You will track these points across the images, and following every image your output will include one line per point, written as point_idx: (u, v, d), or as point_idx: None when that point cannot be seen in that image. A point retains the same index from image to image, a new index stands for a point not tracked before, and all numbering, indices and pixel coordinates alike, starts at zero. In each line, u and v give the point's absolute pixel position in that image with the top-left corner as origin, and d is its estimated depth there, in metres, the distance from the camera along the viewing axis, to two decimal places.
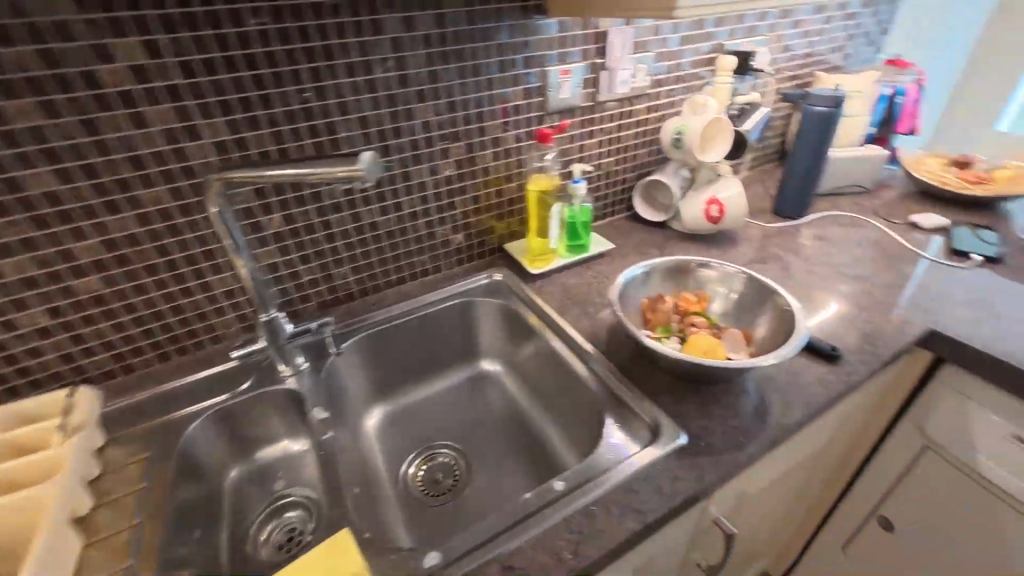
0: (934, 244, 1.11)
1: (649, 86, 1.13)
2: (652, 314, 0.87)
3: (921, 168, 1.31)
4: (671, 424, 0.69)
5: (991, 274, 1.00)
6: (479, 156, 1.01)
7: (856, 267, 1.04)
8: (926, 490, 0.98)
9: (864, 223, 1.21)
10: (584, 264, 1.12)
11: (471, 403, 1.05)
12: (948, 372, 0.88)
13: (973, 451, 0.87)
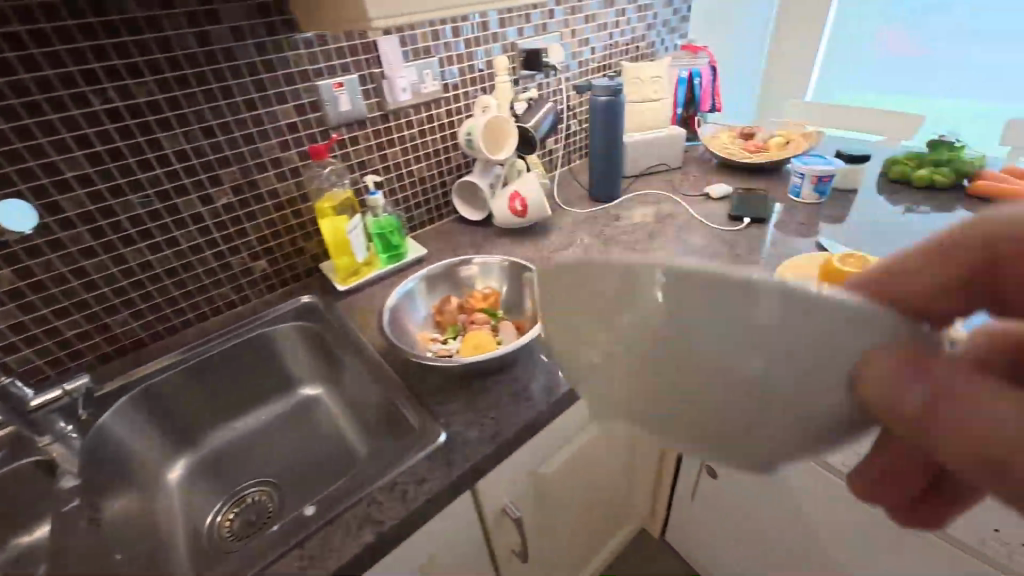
0: (718, 211, 1.22)
1: (441, 91, 1.15)
2: (441, 317, 0.88)
3: (715, 143, 1.44)
4: (432, 427, 0.70)
5: (758, 233, 1.11)
6: (260, 180, 0.98)
7: (647, 242, 1.12)
8: None
9: (665, 199, 1.31)
10: (399, 273, 1.12)
11: (294, 432, 1.00)
12: None
13: None
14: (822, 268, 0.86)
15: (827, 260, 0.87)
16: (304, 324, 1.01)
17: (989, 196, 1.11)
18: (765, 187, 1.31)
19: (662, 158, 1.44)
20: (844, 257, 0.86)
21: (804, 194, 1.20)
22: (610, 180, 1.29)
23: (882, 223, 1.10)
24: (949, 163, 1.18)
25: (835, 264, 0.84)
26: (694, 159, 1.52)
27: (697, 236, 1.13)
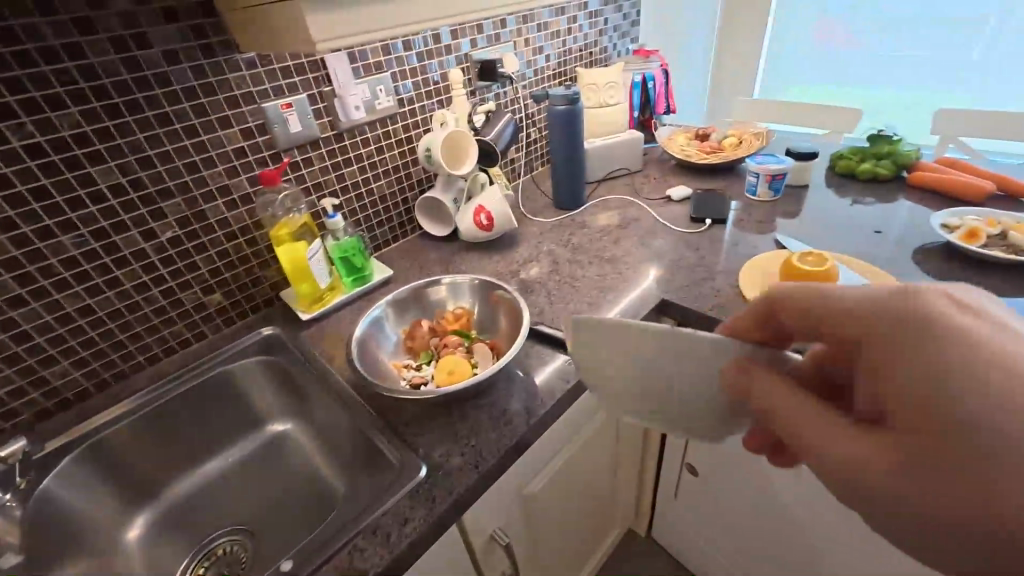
0: (680, 213, 1.24)
1: (395, 106, 1.12)
2: (412, 341, 0.86)
3: (672, 145, 1.47)
4: (410, 461, 0.68)
5: (719, 233, 1.14)
6: (208, 210, 0.92)
7: (614, 248, 1.13)
8: None
9: (628, 203, 1.32)
10: (365, 296, 1.08)
11: (264, 473, 0.95)
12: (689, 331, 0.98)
13: None
14: (783, 268, 0.88)
15: (787, 259, 0.89)
16: (268, 357, 0.96)
17: (927, 186, 1.18)
18: (722, 186, 1.34)
19: (622, 162, 1.46)
20: (802, 255, 0.88)
21: (759, 192, 1.24)
22: (574, 188, 1.29)
23: (833, 217, 1.15)
24: (889, 156, 1.25)
25: (795, 263, 0.87)
26: (653, 161, 1.55)
27: (662, 239, 1.14)
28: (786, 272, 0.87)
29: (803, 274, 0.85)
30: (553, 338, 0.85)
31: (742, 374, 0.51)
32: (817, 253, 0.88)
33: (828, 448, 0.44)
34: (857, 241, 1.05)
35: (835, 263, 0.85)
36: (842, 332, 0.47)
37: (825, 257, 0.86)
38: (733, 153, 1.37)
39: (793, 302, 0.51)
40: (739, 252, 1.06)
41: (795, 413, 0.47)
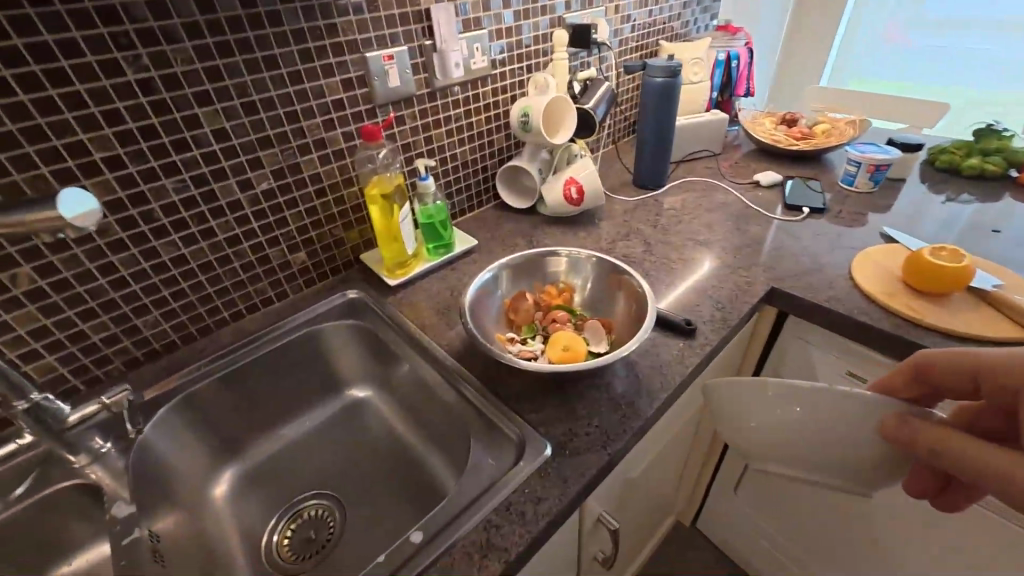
0: (772, 200, 1.19)
1: (489, 68, 1.06)
2: (515, 315, 0.82)
3: (757, 129, 1.40)
4: (534, 436, 0.65)
5: (818, 223, 1.08)
6: (303, 163, 0.88)
7: (707, 232, 1.08)
8: None
9: (713, 186, 1.27)
10: (447, 265, 1.05)
11: (345, 438, 0.92)
12: (790, 322, 0.93)
13: None
14: (910, 262, 0.83)
15: (914, 253, 0.84)
16: (354, 321, 0.93)
17: None
18: (812, 175, 1.28)
19: (703, 143, 1.40)
20: (931, 250, 0.83)
21: (857, 182, 1.17)
22: (659, 166, 1.24)
23: (940, 213, 1.09)
24: (998, 153, 1.17)
25: (926, 258, 0.81)
26: (731, 145, 1.48)
27: (757, 225, 1.09)
28: (914, 266, 0.82)
29: (936, 269, 0.80)
30: (663, 320, 0.81)
31: (900, 422, 0.52)
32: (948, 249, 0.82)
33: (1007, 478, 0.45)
34: (973, 239, 0.99)
35: (972, 261, 0.79)
36: (997, 383, 0.54)
37: (961, 254, 0.80)
38: (825, 141, 1.30)
39: (946, 362, 0.57)
40: (845, 243, 1.00)
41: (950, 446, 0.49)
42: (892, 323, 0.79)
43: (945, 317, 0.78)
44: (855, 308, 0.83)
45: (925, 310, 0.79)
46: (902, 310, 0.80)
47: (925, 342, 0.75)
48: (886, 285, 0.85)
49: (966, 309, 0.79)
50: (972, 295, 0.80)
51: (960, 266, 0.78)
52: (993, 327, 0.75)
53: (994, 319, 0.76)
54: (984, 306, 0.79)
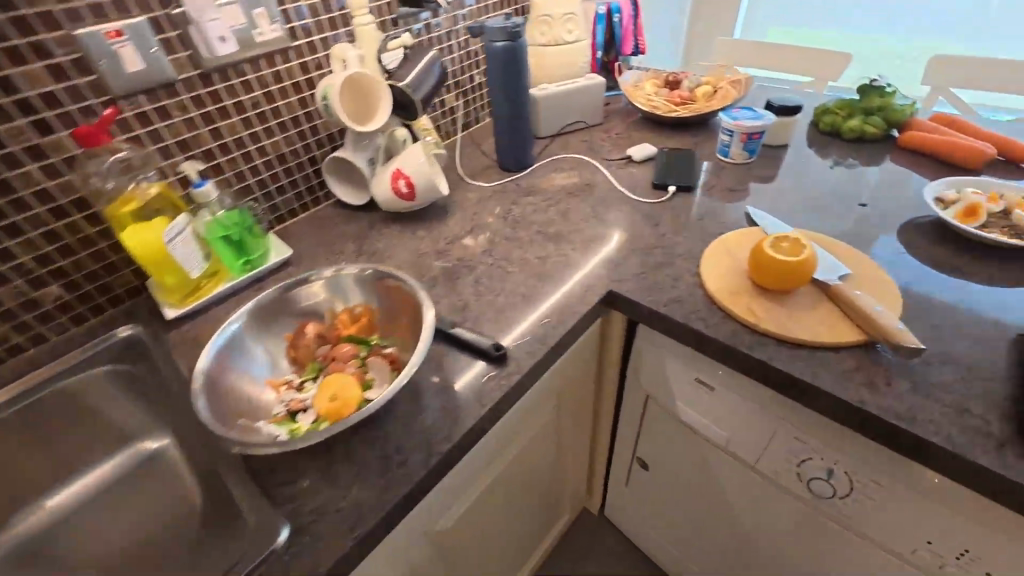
0: (642, 177, 1.06)
1: (288, 39, 0.88)
2: (294, 352, 0.69)
3: (636, 94, 1.25)
4: (266, 522, 0.53)
5: (682, 204, 0.96)
6: (14, 178, 0.68)
7: (561, 222, 0.95)
8: (657, 435, 0.97)
9: (583, 164, 1.13)
10: (256, 283, 0.89)
11: (131, 501, 0.78)
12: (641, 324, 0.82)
13: (673, 399, 0.85)
14: (752, 256, 0.72)
15: (757, 245, 0.73)
16: (125, 367, 0.79)
17: (919, 149, 1.03)
18: (693, 143, 1.15)
19: (579, 112, 1.24)
20: (773, 241, 0.72)
21: (733, 153, 1.05)
22: (518, 145, 1.09)
23: (813, 185, 0.98)
24: (880, 112, 1.07)
25: (766, 251, 0.70)
26: (616, 111, 1.33)
27: (619, 210, 0.96)
28: (756, 262, 0.71)
29: (776, 265, 0.69)
30: (471, 345, 0.70)
31: None
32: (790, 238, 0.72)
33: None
34: (840, 216, 0.89)
35: (813, 253, 0.69)
36: None
37: (803, 244, 0.70)
38: (705, 106, 1.17)
39: None
40: (705, 228, 0.89)
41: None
42: (728, 331, 0.69)
43: (784, 319, 0.68)
44: (692, 314, 0.72)
45: (766, 310, 0.69)
46: (741, 313, 0.69)
47: (757, 352, 0.65)
48: (730, 283, 0.74)
49: (808, 306, 0.69)
50: (817, 291, 0.71)
51: (799, 261, 0.68)
52: (830, 330, 0.65)
53: (833, 319, 0.66)
54: (827, 303, 0.69)
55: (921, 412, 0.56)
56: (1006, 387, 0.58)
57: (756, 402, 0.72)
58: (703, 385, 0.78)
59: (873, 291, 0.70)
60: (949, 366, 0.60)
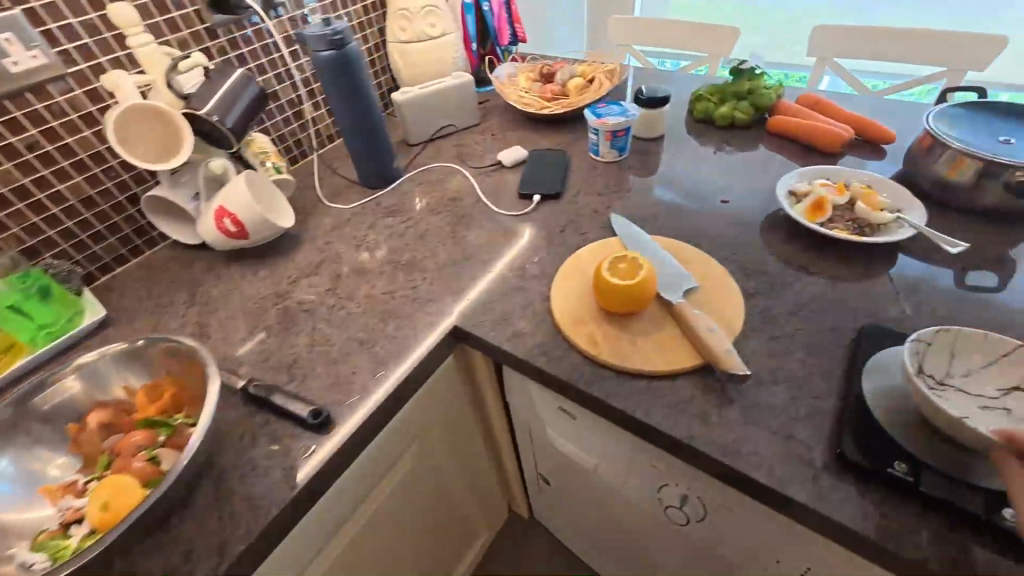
0: (511, 185, 0.99)
1: (57, 66, 0.74)
2: (81, 448, 0.60)
3: (509, 91, 1.17)
4: None
5: (547, 213, 0.91)
6: None
7: (418, 246, 0.87)
8: (542, 459, 0.93)
9: (451, 174, 1.05)
10: (63, 355, 0.77)
11: None
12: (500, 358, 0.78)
13: (543, 427, 0.81)
14: (594, 280, 0.67)
15: (598, 268, 0.68)
16: None
17: (786, 133, 1.00)
18: (568, 141, 1.09)
19: (450, 115, 1.15)
20: (613, 263, 0.67)
21: (603, 152, 1.00)
22: (376, 160, 1.00)
23: (681, 181, 0.94)
24: (749, 96, 1.04)
25: (604, 276, 0.66)
26: (495, 108, 1.25)
27: (480, 227, 0.89)
28: (597, 287, 0.66)
29: (614, 291, 0.64)
30: (290, 413, 0.62)
31: None
32: (629, 258, 0.67)
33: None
34: (703, 216, 0.85)
35: (651, 274, 0.64)
36: None
37: (640, 265, 0.65)
38: (578, 99, 1.10)
39: None
40: (566, 240, 0.84)
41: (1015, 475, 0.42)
42: (569, 364, 0.64)
43: (624, 347, 0.63)
44: (536, 347, 0.67)
45: (607, 338, 0.65)
46: (582, 344, 0.65)
47: (594, 387, 0.61)
48: (577, 308, 0.69)
49: (650, 330, 0.64)
50: (661, 310, 0.66)
51: (634, 285, 0.63)
52: (667, 357, 0.61)
53: (672, 343, 0.63)
54: (669, 324, 0.65)
55: (748, 443, 0.53)
56: (833, 404, 0.56)
57: (609, 432, 0.69)
58: (565, 415, 0.74)
59: (716, 307, 0.66)
60: (782, 386, 0.58)
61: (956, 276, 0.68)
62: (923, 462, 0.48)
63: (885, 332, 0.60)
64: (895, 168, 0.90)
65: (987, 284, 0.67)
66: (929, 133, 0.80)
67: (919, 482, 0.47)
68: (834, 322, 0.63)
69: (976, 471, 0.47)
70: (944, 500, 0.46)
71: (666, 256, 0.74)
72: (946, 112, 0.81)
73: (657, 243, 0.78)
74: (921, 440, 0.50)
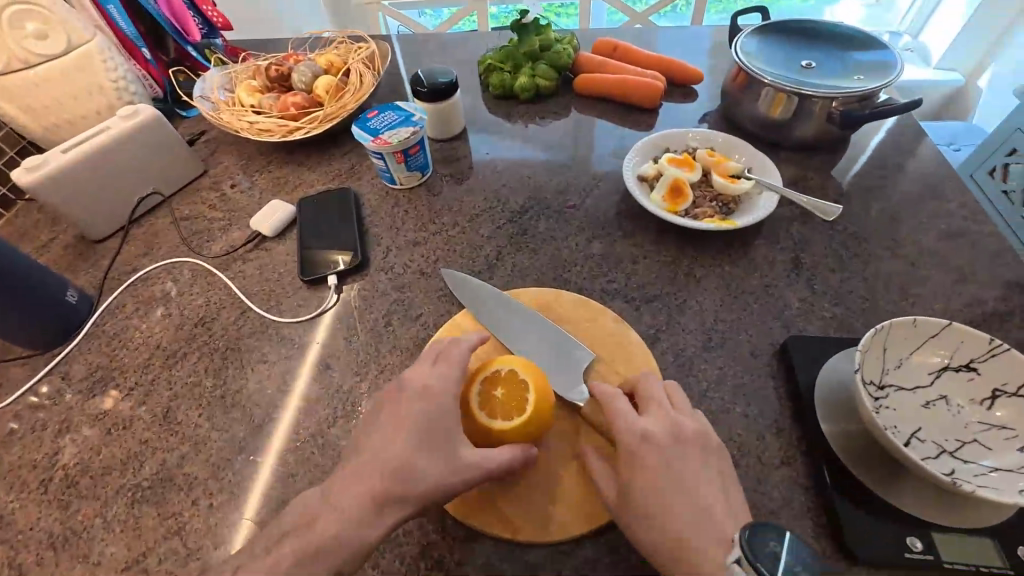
0: (287, 266, 0.66)
1: None
2: None
3: (230, 115, 0.78)
4: None
5: (356, 297, 0.62)
6: None
7: (164, 440, 0.51)
8: None
9: (183, 277, 0.66)
10: None
11: None
12: None
13: None
14: (466, 416, 0.44)
15: (465, 405, 0.45)
16: None
17: (598, 93, 0.85)
18: (347, 169, 0.78)
19: (145, 176, 0.72)
20: (483, 390, 0.45)
21: (400, 177, 0.72)
22: (27, 308, 0.54)
23: (510, 189, 0.73)
24: (544, 55, 0.85)
25: (481, 421, 0.43)
26: (221, 143, 0.85)
27: (263, 360, 0.57)
28: (474, 436, 0.44)
29: (501, 439, 0.42)
30: None
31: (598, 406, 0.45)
32: (502, 372, 0.45)
33: (664, 470, 0.39)
34: (555, 233, 0.66)
35: (542, 390, 0.43)
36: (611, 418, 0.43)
37: (522, 382, 0.44)
38: (338, 107, 0.78)
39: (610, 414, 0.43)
40: (399, 337, 0.57)
41: (603, 400, 0.44)
42: (479, 568, 0.42)
43: (540, 501, 0.43)
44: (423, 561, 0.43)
45: (516, 498, 0.43)
46: (484, 525, 0.42)
47: None
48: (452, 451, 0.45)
49: (568, 459, 0.44)
50: (569, 417, 0.47)
51: (526, 422, 0.42)
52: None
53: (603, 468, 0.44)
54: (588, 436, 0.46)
55: None
56: (800, 467, 0.45)
57: None
58: None
59: (633, 383, 0.49)
60: (741, 466, 0.45)
61: (824, 229, 0.62)
62: (930, 523, 0.39)
63: (806, 340, 0.51)
64: (712, 110, 0.82)
65: (852, 227, 0.62)
66: (742, 69, 0.71)
67: (940, 557, 0.38)
68: (750, 343, 0.52)
69: (973, 507, 0.39)
70: (971, 569, 0.37)
71: (541, 322, 0.53)
72: (747, 44, 0.72)
73: (520, 302, 0.56)
74: (914, 489, 0.41)
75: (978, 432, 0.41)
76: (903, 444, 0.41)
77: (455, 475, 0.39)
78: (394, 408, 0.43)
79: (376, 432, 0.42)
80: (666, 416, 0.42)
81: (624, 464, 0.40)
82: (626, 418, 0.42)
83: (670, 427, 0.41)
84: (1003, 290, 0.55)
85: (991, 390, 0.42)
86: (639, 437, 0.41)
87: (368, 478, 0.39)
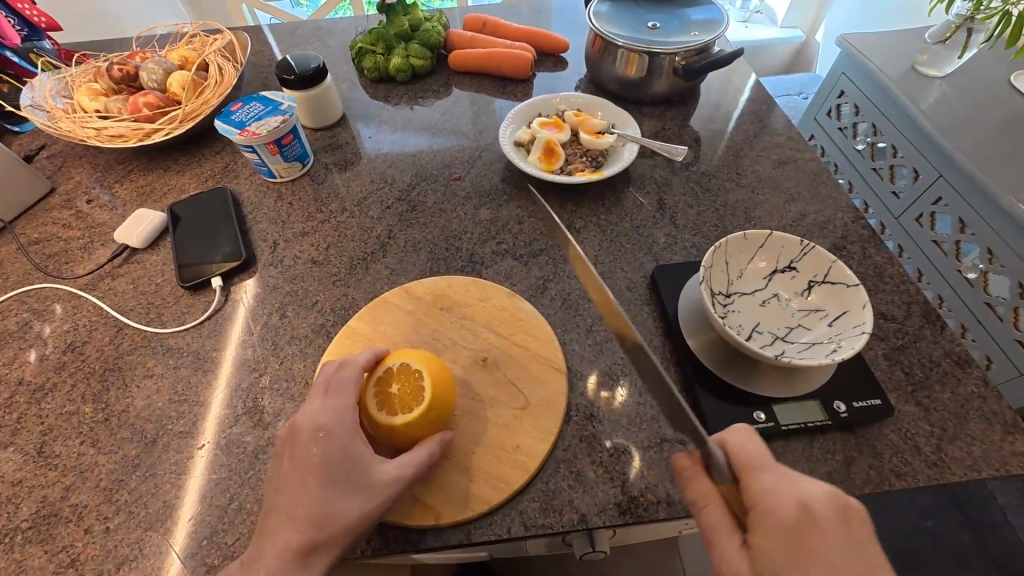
0: (164, 275, 0.62)
1: None
2: None
3: (72, 122, 0.71)
4: None
5: (246, 295, 0.60)
6: None
7: (41, 476, 0.47)
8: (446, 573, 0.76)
9: (40, 306, 0.60)
10: None
11: None
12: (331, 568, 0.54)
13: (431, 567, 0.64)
14: (369, 424, 0.44)
15: (364, 409, 0.44)
16: None
17: (474, 69, 0.87)
18: (220, 168, 0.74)
19: None
20: (380, 390, 0.44)
21: (279, 169, 0.70)
22: None
23: (397, 169, 0.73)
24: (415, 34, 0.86)
25: (384, 418, 0.43)
26: (69, 157, 0.76)
27: (149, 375, 0.54)
28: (380, 436, 0.43)
29: (408, 430, 0.42)
30: None
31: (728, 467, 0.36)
32: (396, 366, 0.45)
33: (832, 552, 0.31)
34: (444, 205, 0.68)
35: (436, 374, 0.44)
36: (748, 481, 0.35)
37: (416, 372, 0.44)
38: (199, 104, 0.74)
39: (748, 479, 0.35)
40: (297, 327, 0.57)
41: (743, 463, 0.36)
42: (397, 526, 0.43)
43: (458, 472, 0.44)
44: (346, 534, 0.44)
45: (436, 486, 0.44)
46: (408, 519, 0.42)
47: (449, 536, 0.43)
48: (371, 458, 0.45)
49: (477, 437, 0.46)
50: (473, 393, 0.48)
51: (426, 407, 0.42)
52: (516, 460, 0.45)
53: (511, 436, 0.46)
54: (696, 480, 0.38)
55: (636, 479, 0.45)
56: (673, 373, 0.51)
57: (506, 549, 0.55)
58: (453, 560, 0.57)
59: (522, 345, 0.52)
60: (623, 384, 0.51)
61: (681, 170, 0.70)
62: (770, 398, 0.47)
63: (671, 267, 0.58)
64: (580, 76, 0.88)
65: (704, 167, 0.70)
66: (597, 34, 0.77)
67: (779, 423, 0.46)
68: (626, 278, 0.58)
69: (802, 379, 0.48)
70: (802, 427, 0.46)
71: (435, 315, 0.54)
72: (599, 11, 0.78)
73: (460, 315, 0.54)
74: (762, 374, 0.48)
75: (802, 317, 0.49)
76: (745, 338, 0.48)
77: (379, 499, 0.40)
78: (290, 452, 0.41)
79: (280, 481, 0.40)
80: (822, 480, 0.35)
81: (775, 541, 0.32)
82: (776, 483, 0.34)
83: (833, 496, 0.33)
84: (820, 203, 0.65)
85: (809, 281, 0.50)
86: (799, 510, 0.32)
87: (284, 530, 0.38)
